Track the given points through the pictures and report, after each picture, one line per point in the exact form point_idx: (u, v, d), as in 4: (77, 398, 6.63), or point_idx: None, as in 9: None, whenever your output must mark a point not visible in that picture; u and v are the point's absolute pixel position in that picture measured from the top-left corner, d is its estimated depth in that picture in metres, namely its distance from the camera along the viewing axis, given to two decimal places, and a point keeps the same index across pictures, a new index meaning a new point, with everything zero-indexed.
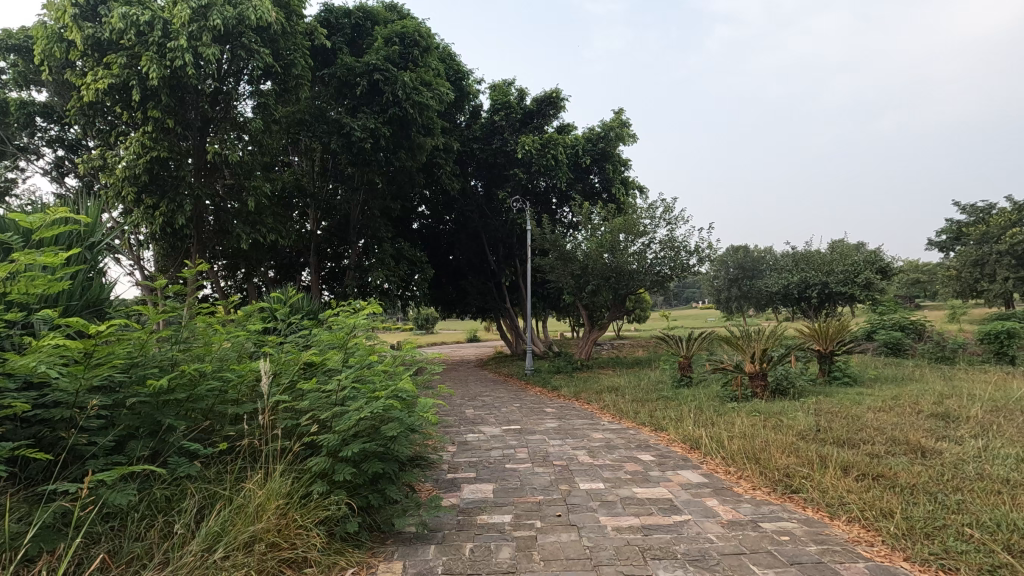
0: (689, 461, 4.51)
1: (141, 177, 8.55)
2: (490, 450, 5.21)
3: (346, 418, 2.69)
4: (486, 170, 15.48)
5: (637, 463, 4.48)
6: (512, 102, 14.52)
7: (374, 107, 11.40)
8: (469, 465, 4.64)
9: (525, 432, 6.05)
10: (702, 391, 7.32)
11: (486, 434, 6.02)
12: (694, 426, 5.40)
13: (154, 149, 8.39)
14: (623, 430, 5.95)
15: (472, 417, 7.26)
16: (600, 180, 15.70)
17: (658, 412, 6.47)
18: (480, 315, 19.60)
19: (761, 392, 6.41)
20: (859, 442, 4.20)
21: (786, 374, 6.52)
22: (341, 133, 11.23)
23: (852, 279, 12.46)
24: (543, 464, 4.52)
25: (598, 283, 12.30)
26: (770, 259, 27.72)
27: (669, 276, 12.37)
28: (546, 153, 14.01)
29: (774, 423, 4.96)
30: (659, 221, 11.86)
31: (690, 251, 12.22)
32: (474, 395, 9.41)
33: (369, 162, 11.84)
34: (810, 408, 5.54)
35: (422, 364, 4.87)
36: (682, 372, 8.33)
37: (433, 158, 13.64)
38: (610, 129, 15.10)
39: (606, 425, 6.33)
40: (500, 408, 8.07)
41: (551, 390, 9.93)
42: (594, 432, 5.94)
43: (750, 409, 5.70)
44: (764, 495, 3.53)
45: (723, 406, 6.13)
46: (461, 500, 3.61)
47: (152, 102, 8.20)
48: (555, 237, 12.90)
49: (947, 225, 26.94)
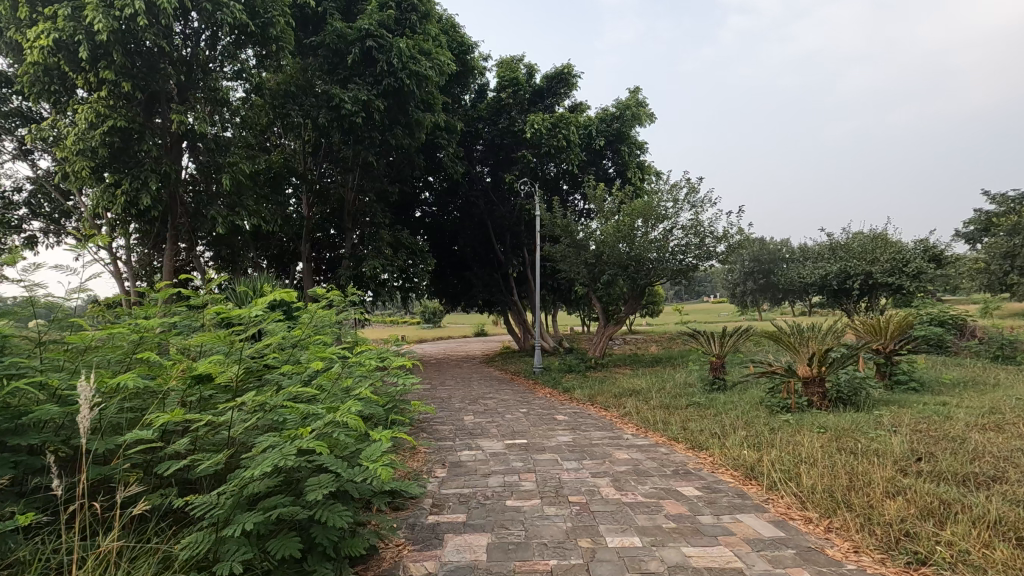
0: (748, 500, 3.42)
1: (98, 150, 7.62)
2: (489, 476, 4.13)
3: (231, 476, 1.65)
4: (493, 153, 14.36)
5: (680, 502, 3.38)
6: (521, 78, 13.37)
7: (367, 78, 10.33)
8: (459, 501, 3.56)
9: (532, 450, 4.95)
10: (741, 398, 6.18)
11: (485, 451, 4.94)
12: (746, 448, 4.29)
13: (111, 117, 7.41)
14: (653, 448, 4.85)
15: (471, 427, 6.17)
16: (614, 164, 14.57)
17: (693, 425, 5.37)
18: (486, 309, 18.49)
19: (819, 401, 5.28)
20: (989, 480, 3.09)
21: (851, 380, 5.37)
22: (331, 107, 10.16)
23: (899, 270, 10.98)
24: (556, 502, 3.44)
25: (614, 273, 11.17)
26: (788, 251, 26.27)
27: (693, 266, 11.16)
28: (557, 133, 12.87)
29: (854, 447, 3.86)
30: (682, 204, 10.66)
31: (717, 237, 10.94)
32: (475, 398, 8.36)
33: (361, 139, 10.79)
34: (890, 424, 4.41)
35: (398, 367, 3.85)
36: (714, 374, 7.18)
37: (434, 137, 12.57)
38: (626, 108, 13.88)
39: (630, 440, 5.22)
40: (504, 414, 6.97)
41: (562, 391, 8.84)
42: (616, 450, 4.84)
43: (814, 426, 4.58)
44: (877, 565, 2.45)
45: (776, 420, 5.00)
46: (438, 568, 2.54)
47: (105, 62, 7.19)
48: (566, 222, 11.75)
49: (976, 216, 25.37)
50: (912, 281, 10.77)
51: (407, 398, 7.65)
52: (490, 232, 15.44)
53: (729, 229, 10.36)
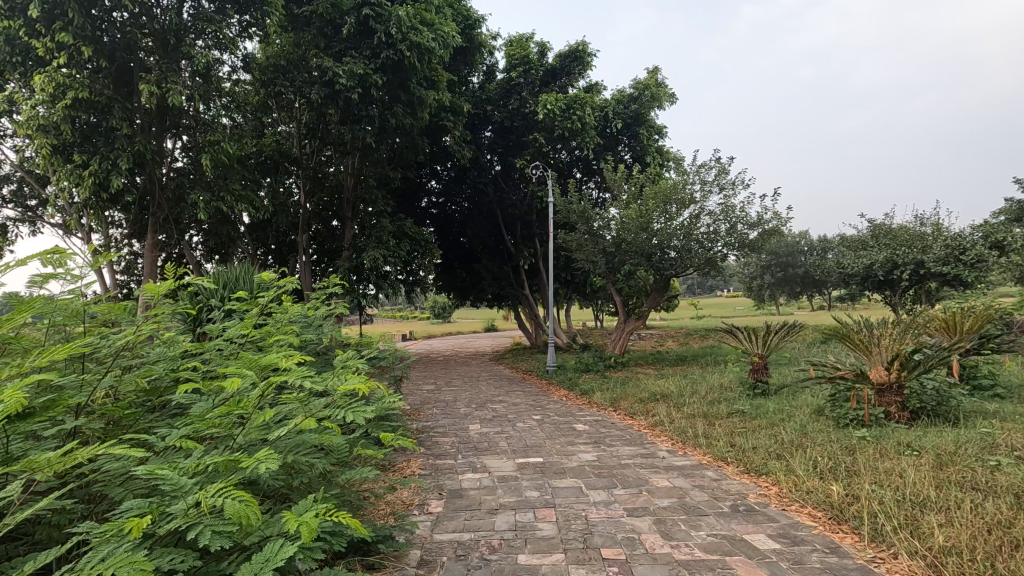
0: (848, 559, 2.51)
1: (62, 127, 6.86)
2: (496, 513, 3.24)
3: None
4: (502, 138, 13.39)
5: (756, 563, 2.48)
6: (533, 57, 12.38)
7: (364, 50, 9.44)
8: (455, 556, 2.67)
9: (550, 473, 4.05)
10: (794, 407, 5.24)
11: (493, 474, 4.06)
12: (823, 479, 3.38)
13: (73, 87, 6.64)
14: (698, 473, 3.95)
15: (477, 439, 5.28)
16: (632, 150, 13.58)
17: (742, 440, 4.47)
18: (496, 303, 17.63)
19: (897, 412, 4.36)
20: None
21: (938, 389, 4.40)
22: (325, 83, 9.31)
23: (955, 258, 9.86)
24: (585, 560, 2.56)
25: (635, 262, 10.26)
26: (810, 243, 25.00)
27: (722, 255, 10.14)
28: (570, 115, 11.90)
29: (977, 483, 2.95)
30: (710, 186, 9.66)
31: (750, 224, 9.90)
32: (482, 403, 7.47)
33: (360, 119, 9.92)
34: (1005, 447, 3.46)
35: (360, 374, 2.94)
36: (756, 377, 6.22)
37: (439, 119, 11.67)
38: (645, 88, 12.83)
39: (669, 460, 4.32)
40: (516, 423, 6.07)
41: (580, 394, 7.90)
42: (654, 475, 3.92)
43: (904, 447, 3.66)
44: None
45: (849, 437, 4.08)
46: None
47: (61, 22, 6.46)
48: (582, 209, 10.78)
49: (1010, 205, 23.83)
50: (971, 271, 9.62)
51: (406, 406, 6.76)
52: (499, 221, 14.54)
53: (764, 214, 9.34)
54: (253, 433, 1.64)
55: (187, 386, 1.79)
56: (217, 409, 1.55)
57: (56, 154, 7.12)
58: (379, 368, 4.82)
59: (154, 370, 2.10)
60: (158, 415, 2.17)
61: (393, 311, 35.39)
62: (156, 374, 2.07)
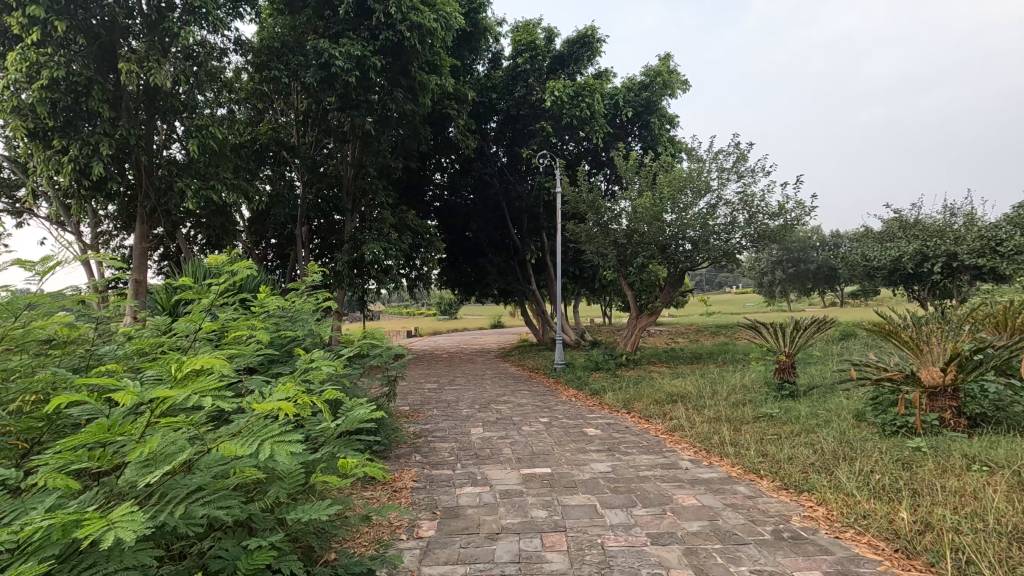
0: None
1: (39, 108, 6.47)
2: (497, 539, 2.77)
3: None
4: (508, 127, 12.90)
5: None
6: (539, 43, 11.84)
7: (362, 33, 8.97)
8: None
9: (559, 487, 3.57)
10: (829, 410, 4.73)
11: (494, 489, 3.59)
12: (884, 501, 2.86)
13: (47, 66, 6.24)
14: (729, 489, 3.45)
15: (478, 445, 4.80)
16: (642, 139, 13.02)
17: (776, 449, 3.97)
18: (503, 299, 17.15)
19: (954, 419, 3.83)
20: None
21: (1000, 393, 3.87)
22: (321, 66, 8.85)
23: (990, 250, 9.23)
24: None
25: (648, 255, 9.75)
26: (821, 237, 24.29)
27: (740, 247, 9.59)
28: (579, 102, 11.36)
29: None
30: (727, 174, 9.13)
31: (770, 215, 9.34)
32: (485, 403, 7.00)
33: (359, 104, 9.45)
34: None
35: (322, 377, 2.44)
36: (782, 377, 5.72)
37: (442, 106, 11.19)
38: (656, 75, 12.29)
39: (696, 472, 3.82)
40: (521, 427, 5.58)
41: (590, 394, 7.41)
42: (678, 491, 3.42)
43: (973, 463, 3.14)
44: None
45: (903, 448, 3.56)
46: None
47: None
48: (592, 198, 10.27)
49: None
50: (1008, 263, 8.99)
51: (402, 408, 6.29)
52: (506, 214, 14.04)
53: (785, 203, 8.78)
54: (135, 473, 1.19)
55: (75, 400, 1.34)
56: (74, 439, 1.10)
57: (36, 139, 6.73)
58: (370, 368, 4.35)
59: (56, 377, 1.67)
60: (70, 431, 1.75)
61: (398, 309, 35.00)
62: (56, 381, 1.64)
